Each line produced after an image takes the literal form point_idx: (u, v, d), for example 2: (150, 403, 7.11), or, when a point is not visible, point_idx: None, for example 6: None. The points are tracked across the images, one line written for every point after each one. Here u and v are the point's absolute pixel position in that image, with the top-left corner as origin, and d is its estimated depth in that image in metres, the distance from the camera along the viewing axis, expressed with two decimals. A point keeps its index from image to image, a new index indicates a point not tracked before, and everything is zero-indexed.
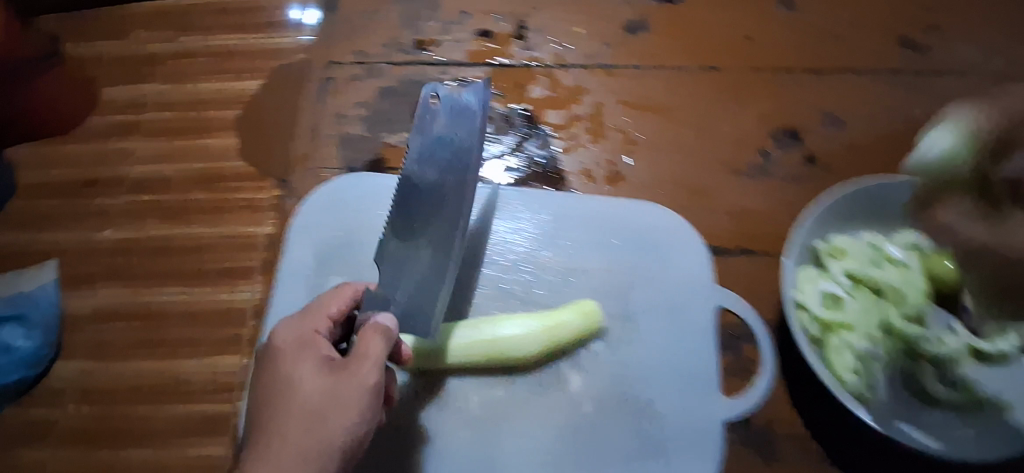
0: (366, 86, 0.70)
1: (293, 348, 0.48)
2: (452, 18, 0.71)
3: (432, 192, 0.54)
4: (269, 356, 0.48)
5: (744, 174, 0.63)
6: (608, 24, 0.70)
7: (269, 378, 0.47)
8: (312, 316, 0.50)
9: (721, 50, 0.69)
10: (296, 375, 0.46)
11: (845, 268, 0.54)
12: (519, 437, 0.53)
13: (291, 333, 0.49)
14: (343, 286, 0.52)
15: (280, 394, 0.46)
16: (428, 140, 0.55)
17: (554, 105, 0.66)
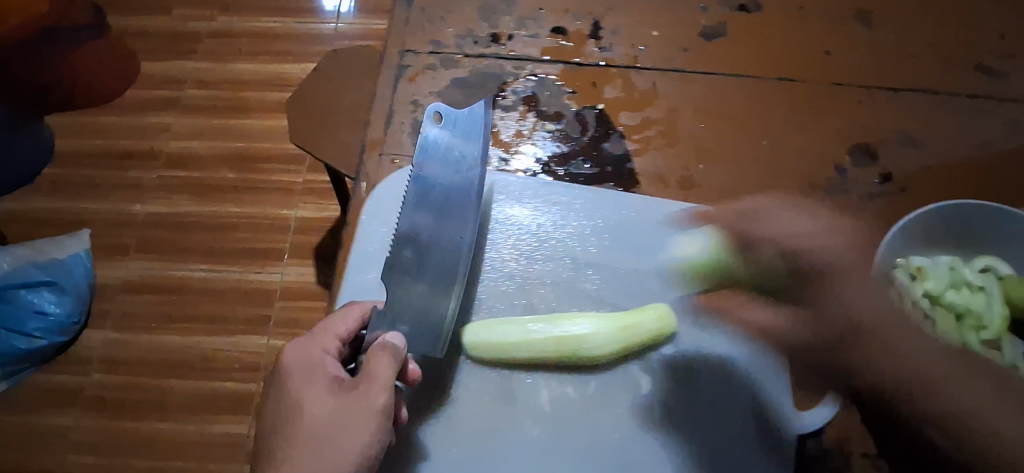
0: (441, 76, 0.68)
1: (302, 370, 0.52)
2: (527, 14, 0.72)
3: (435, 226, 0.57)
4: (282, 373, 0.53)
5: (821, 191, 0.63)
6: (685, 28, 0.70)
7: (281, 397, 0.52)
8: (319, 337, 0.54)
9: (797, 66, 0.69)
10: (302, 396, 0.51)
11: (925, 290, 0.54)
12: (598, 437, 0.55)
13: (301, 353, 0.53)
14: (346, 307, 0.56)
15: (295, 410, 0.51)
16: (424, 175, 0.57)
17: (629, 106, 0.66)
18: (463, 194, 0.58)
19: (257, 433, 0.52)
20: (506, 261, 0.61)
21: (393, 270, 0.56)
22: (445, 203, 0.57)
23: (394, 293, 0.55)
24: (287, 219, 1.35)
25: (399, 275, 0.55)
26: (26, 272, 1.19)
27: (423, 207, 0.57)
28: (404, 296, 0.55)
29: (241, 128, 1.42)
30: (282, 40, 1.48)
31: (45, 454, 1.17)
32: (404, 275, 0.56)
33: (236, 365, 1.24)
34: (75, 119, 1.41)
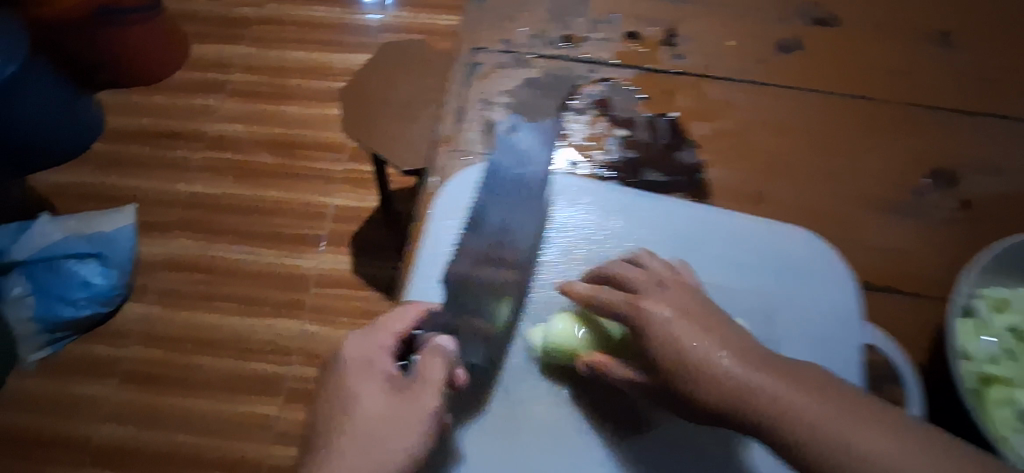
0: (513, 75, 0.68)
1: (360, 365, 0.50)
2: (600, 18, 0.71)
3: (500, 224, 0.59)
4: (337, 367, 0.50)
5: (896, 212, 0.61)
6: (760, 41, 0.69)
7: (334, 391, 0.49)
8: (377, 333, 0.52)
9: (875, 81, 0.67)
10: (357, 392, 0.48)
11: (1005, 323, 0.54)
12: (660, 448, 0.53)
13: (358, 347, 0.51)
14: (406, 306, 0.55)
15: (348, 406, 0.48)
16: (494, 175, 0.60)
17: (701, 117, 0.66)
18: (528, 196, 0.61)
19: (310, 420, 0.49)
20: (565, 261, 0.60)
21: (456, 265, 0.58)
22: (512, 202, 0.60)
23: (454, 290, 0.57)
24: (325, 207, 1.37)
25: (466, 276, 0.57)
26: (74, 242, 1.23)
27: (494, 202, 0.60)
28: (463, 294, 0.57)
29: (283, 114, 1.44)
30: (328, 30, 1.51)
31: (81, 421, 1.20)
32: (470, 276, 0.57)
33: (268, 348, 1.25)
34: (127, 99, 1.46)
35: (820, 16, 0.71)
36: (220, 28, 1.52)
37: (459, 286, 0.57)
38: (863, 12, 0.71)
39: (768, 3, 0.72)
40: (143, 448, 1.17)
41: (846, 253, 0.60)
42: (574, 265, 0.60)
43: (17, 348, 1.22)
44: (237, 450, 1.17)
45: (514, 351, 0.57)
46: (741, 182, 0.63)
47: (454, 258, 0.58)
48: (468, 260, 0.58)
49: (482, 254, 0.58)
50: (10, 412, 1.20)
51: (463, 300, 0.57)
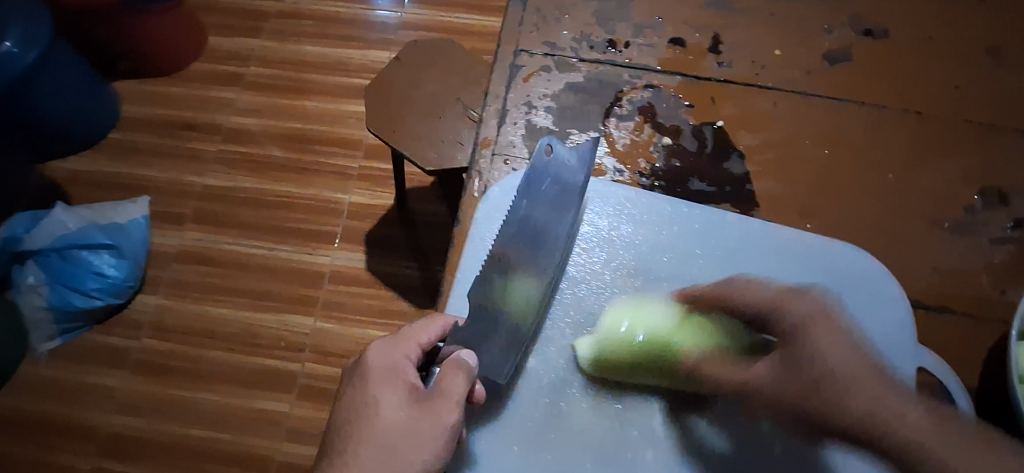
0: (557, 79, 0.67)
1: (382, 373, 0.50)
2: (645, 23, 0.70)
3: (536, 225, 0.57)
4: (359, 373, 0.51)
5: (947, 231, 0.60)
6: (807, 51, 0.68)
7: (356, 397, 0.50)
8: (400, 342, 0.52)
9: (926, 96, 0.65)
10: (378, 401, 0.49)
11: None
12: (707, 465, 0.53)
13: (381, 355, 0.51)
14: (431, 317, 0.54)
15: (369, 414, 0.49)
16: (534, 174, 0.57)
17: (748, 127, 0.64)
18: (563, 202, 0.57)
19: (333, 421, 0.51)
20: (608, 272, 0.59)
21: (482, 281, 0.56)
22: (551, 206, 0.57)
23: (481, 305, 0.55)
24: (340, 204, 1.34)
25: (497, 291, 0.55)
26: (87, 232, 1.21)
27: (532, 201, 0.57)
28: (493, 310, 0.54)
29: (301, 108, 1.42)
30: (345, 24, 1.48)
31: (94, 410, 1.18)
32: (502, 292, 0.55)
33: (281, 344, 1.23)
34: (142, 88, 1.44)
35: (869, 27, 0.69)
36: (238, 18, 1.49)
37: (493, 289, 0.55)
38: (914, 24, 0.69)
39: (817, 12, 0.70)
40: (156, 439, 1.17)
41: (895, 270, 0.59)
42: (618, 276, 0.59)
43: (29, 334, 1.20)
44: (250, 444, 1.17)
45: (554, 354, 0.57)
46: (789, 196, 0.62)
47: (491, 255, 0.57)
48: (500, 274, 0.56)
49: (513, 268, 0.56)
50: (22, 399, 1.19)
51: (494, 315, 0.54)
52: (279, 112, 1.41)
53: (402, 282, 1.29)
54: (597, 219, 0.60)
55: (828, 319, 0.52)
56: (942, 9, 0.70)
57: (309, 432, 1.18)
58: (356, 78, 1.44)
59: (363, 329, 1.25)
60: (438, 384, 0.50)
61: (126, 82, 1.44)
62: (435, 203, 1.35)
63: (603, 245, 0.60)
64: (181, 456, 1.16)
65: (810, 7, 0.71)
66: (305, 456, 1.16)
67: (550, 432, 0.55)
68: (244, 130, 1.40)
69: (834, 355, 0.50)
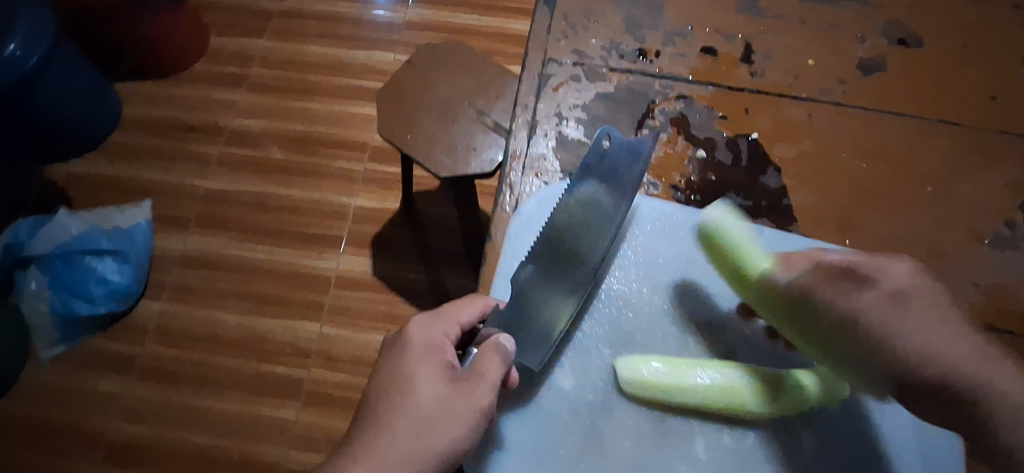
0: (587, 89, 0.66)
1: (421, 350, 0.50)
2: (675, 30, 0.69)
3: (586, 215, 0.56)
4: (398, 347, 0.51)
5: (989, 246, 0.60)
6: (841, 60, 0.67)
7: (393, 370, 0.50)
8: (440, 319, 0.52)
9: (964, 107, 0.65)
10: (415, 376, 0.49)
11: None
12: None
13: (421, 331, 0.51)
14: (470, 297, 0.54)
15: (406, 388, 0.49)
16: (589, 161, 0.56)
17: (783, 138, 0.63)
18: (610, 197, 0.56)
19: (367, 393, 0.50)
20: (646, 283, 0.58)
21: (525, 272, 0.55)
22: (601, 200, 0.56)
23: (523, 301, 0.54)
24: (347, 207, 1.32)
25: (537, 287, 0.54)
26: (90, 237, 1.18)
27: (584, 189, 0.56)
28: (533, 306, 0.54)
29: (306, 110, 1.39)
30: (349, 24, 1.46)
31: (99, 417, 1.16)
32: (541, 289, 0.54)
33: (288, 350, 1.21)
34: (144, 89, 1.41)
35: (903, 36, 0.68)
36: (240, 18, 1.47)
37: (538, 280, 0.54)
38: (951, 33, 0.68)
39: (850, 20, 0.69)
40: (160, 447, 1.14)
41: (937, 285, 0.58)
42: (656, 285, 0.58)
43: (31, 340, 1.17)
44: (257, 452, 1.14)
45: (594, 376, 0.55)
46: (827, 209, 0.61)
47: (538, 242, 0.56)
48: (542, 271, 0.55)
49: (554, 264, 0.55)
50: (24, 406, 1.16)
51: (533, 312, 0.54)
52: (282, 114, 1.39)
53: (411, 287, 1.26)
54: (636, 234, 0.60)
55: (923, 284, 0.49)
56: (979, 18, 0.69)
57: (317, 439, 1.15)
58: (361, 79, 1.41)
59: (371, 334, 1.22)
60: (476, 364, 0.49)
61: (127, 83, 1.41)
62: (444, 206, 1.32)
63: (642, 256, 0.59)
64: (186, 465, 1.13)
65: (844, 14, 0.70)
66: (312, 464, 1.13)
67: (587, 456, 0.53)
68: (247, 132, 1.38)
69: (922, 324, 0.48)
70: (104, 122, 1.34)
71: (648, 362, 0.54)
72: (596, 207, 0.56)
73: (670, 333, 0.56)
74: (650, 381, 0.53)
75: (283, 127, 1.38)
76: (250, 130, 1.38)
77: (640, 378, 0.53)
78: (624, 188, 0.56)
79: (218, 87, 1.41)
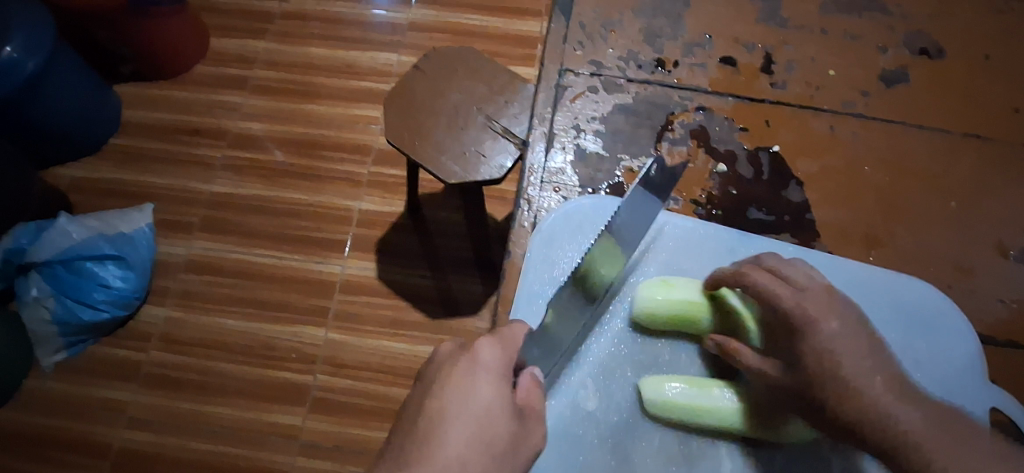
0: (604, 101, 0.65)
1: (493, 377, 0.47)
2: (695, 40, 0.68)
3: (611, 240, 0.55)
4: (467, 370, 0.47)
5: (1015, 260, 0.59)
6: (863, 72, 0.66)
7: (460, 391, 0.46)
8: (508, 343, 0.50)
9: (988, 120, 0.64)
10: (484, 400, 0.46)
11: None
12: None
13: (492, 353, 0.48)
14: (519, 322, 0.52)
15: (475, 413, 0.45)
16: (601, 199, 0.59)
17: (806, 152, 0.62)
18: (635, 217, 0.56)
19: (429, 417, 0.45)
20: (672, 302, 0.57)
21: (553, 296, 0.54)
22: (628, 222, 0.56)
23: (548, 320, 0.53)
24: (351, 211, 1.30)
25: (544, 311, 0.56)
26: (94, 244, 1.15)
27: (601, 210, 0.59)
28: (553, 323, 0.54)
29: (309, 113, 1.37)
30: (352, 26, 1.44)
31: (103, 426, 1.15)
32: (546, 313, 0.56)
33: (294, 355, 1.20)
34: (145, 92, 1.39)
35: (926, 46, 0.67)
36: (242, 20, 1.45)
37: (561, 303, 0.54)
38: (973, 43, 0.67)
39: (872, 29, 0.68)
40: (167, 455, 1.13)
41: (962, 303, 0.58)
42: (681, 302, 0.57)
43: (35, 348, 1.16)
44: (263, 459, 1.13)
45: (620, 399, 0.55)
46: (850, 225, 0.60)
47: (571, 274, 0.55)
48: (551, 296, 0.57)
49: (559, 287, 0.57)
50: (28, 413, 1.15)
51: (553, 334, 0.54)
52: (285, 116, 1.37)
53: (417, 292, 1.25)
54: (657, 254, 0.59)
55: (843, 314, 0.49)
56: (1001, 27, 0.68)
57: (323, 446, 1.14)
58: (365, 81, 1.40)
59: (377, 339, 1.21)
60: (536, 393, 0.49)
61: (129, 87, 1.40)
62: (450, 210, 1.31)
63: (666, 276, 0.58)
64: None
65: (865, 25, 0.69)
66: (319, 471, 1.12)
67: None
68: (250, 135, 1.36)
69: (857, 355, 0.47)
70: (104, 125, 1.32)
71: (671, 383, 0.53)
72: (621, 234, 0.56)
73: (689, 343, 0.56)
74: (677, 403, 0.52)
75: (286, 130, 1.36)
76: (253, 134, 1.36)
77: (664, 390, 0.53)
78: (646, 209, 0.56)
79: (220, 89, 1.39)
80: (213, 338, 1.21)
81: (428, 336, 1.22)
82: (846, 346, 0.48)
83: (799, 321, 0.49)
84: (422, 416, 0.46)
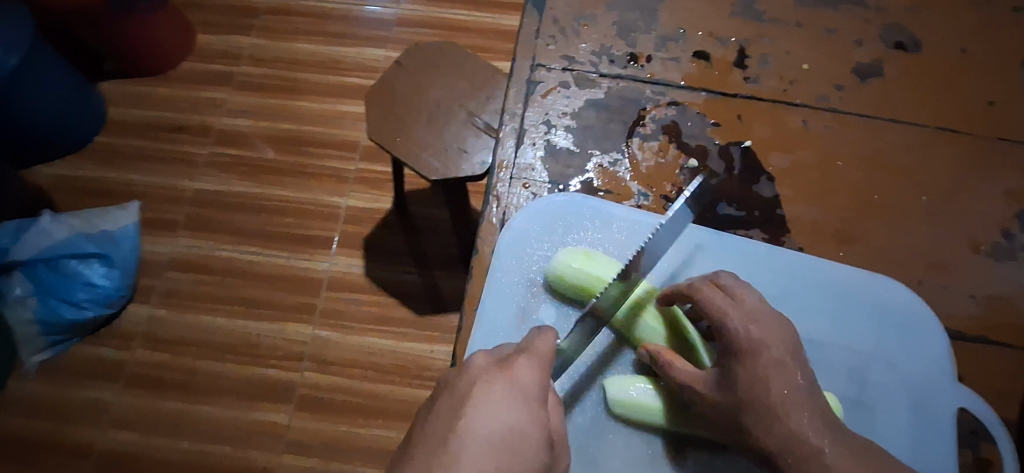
0: (576, 96, 0.64)
1: (529, 401, 0.44)
2: (669, 34, 0.67)
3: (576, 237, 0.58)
4: (503, 390, 0.43)
5: (988, 255, 0.58)
6: (839, 66, 0.66)
7: (496, 413, 0.42)
8: (544, 363, 0.47)
9: (963, 113, 0.63)
10: (521, 425, 0.42)
11: None
12: None
13: (531, 374, 0.45)
14: (546, 330, 0.49)
15: (513, 439, 0.41)
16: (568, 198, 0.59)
17: (780, 148, 0.62)
18: (598, 216, 0.59)
19: (460, 437, 0.41)
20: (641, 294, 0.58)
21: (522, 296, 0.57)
22: (587, 219, 0.59)
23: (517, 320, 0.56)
24: (337, 208, 1.29)
25: (512, 310, 0.56)
26: (77, 243, 1.14)
27: (571, 207, 0.59)
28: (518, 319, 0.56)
29: (295, 109, 1.36)
30: (339, 21, 1.43)
31: (88, 427, 1.13)
32: (513, 312, 0.56)
33: (280, 353, 1.19)
34: (129, 88, 1.38)
35: (901, 40, 0.67)
36: (227, 15, 1.43)
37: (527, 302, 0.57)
38: (949, 36, 0.67)
39: (848, 23, 0.68)
40: (150, 455, 1.12)
41: (934, 299, 0.57)
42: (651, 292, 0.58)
43: (16, 348, 1.14)
44: (249, 458, 1.12)
45: (585, 398, 0.55)
46: (823, 221, 0.60)
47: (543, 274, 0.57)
48: (520, 293, 0.57)
49: (528, 284, 0.57)
50: (10, 415, 1.13)
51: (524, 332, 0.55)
52: (271, 113, 1.36)
53: (403, 289, 1.24)
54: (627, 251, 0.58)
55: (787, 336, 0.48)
56: (977, 21, 0.67)
57: (309, 444, 1.13)
58: (351, 77, 1.39)
59: (363, 337, 1.20)
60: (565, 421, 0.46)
61: (112, 84, 1.38)
62: (436, 206, 1.30)
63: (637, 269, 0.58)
64: None
65: (841, 18, 0.68)
66: (305, 469, 1.11)
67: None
68: (235, 132, 1.35)
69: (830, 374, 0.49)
70: (89, 123, 1.31)
71: (634, 384, 0.53)
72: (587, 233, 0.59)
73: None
74: (639, 404, 0.52)
75: (271, 127, 1.35)
76: (237, 130, 1.35)
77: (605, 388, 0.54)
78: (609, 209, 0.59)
79: (205, 86, 1.38)
80: (197, 337, 1.20)
81: (415, 333, 1.21)
82: (779, 374, 0.46)
83: (746, 342, 0.47)
84: (453, 436, 0.41)
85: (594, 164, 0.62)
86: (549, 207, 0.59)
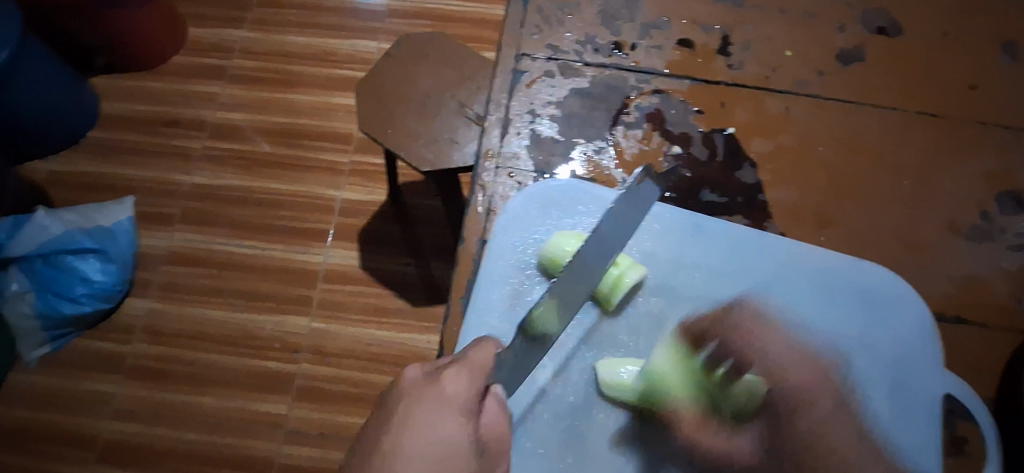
0: (560, 85, 0.65)
1: (457, 408, 0.45)
2: (653, 22, 0.68)
3: (570, 223, 0.60)
4: (431, 401, 0.45)
5: (965, 238, 0.60)
6: (820, 51, 0.66)
7: (422, 428, 0.44)
8: (475, 370, 0.47)
9: (942, 98, 0.64)
10: (450, 433, 0.44)
11: None
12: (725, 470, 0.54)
13: (459, 385, 0.46)
14: (486, 344, 0.49)
15: (435, 456, 0.43)
16: (563, 186, 0.60)
17: (761, 134, 0.63)
18: (592, 204, 0.60)
19: (388, 447, 0.43)
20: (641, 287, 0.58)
21: (509, 281, 0.58)
22: (577, 208, 0.60)
23: (509, 304, 0.57)
24: (332, 200, 1.30)
25: (502, 293, 0.57)
26: (72, 238, 1.13)
27: (566, 195, 0.60)
28: (510, 305, 0.57)
29: (288, 102, 1.36)
30: (331, 13, 1.42)
31: (89, 419, 1.14)
32: (503, 296, 0.57)
33: (278, 344, 1.20)
34: (122, 83, 1.37)
35: (883, 24, 0.67)
36: (219, 8, 1.43)
37: (520, 288, 0.58)
38: (930, 20, 0.67)
39: (829, 7, 0.68)
40: (152, 445, 1.13)
41: (911, 279, 0.58)
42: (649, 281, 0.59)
43: (16, 343, 1.15)
44: (249, 448, 1.13)
45: (576, 380, 0.56)
46: (805, 206, 0.61)
47: (538, 259, 0.58)
48: (512, 278, 0.58)
49: (520, 270, 0.58)
50: (13, 407, 1.15)
51: (516, 316, 0.57)
52: (264, 106, 1.36)
53: (398, 279, 1.25)
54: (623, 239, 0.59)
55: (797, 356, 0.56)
56: (960, 4, 0.68)
57: (311, 434, 1.14)
58: (344, 69, 1.38)
59: (359, 327, 1.21)
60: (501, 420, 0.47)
61: (105, 79, 1.38)
62: (429, 197, 1.31)
63: (636, 259, 0.59)
64: (177, 463, 1.12)
65: (823, 3, 0.68)
66: (306, 458, 1.13)
67: (567, 458, 0.54)
68: (229, 125, 1.35)
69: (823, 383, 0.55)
70: (81, 119, 1.31)
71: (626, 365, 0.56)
72: (582, 221, 0.60)
73: (650, 316, 0.58)
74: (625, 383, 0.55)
75: (265, 119, 1.35)
76: (231, 123, 1.35)
77: (601, 369, 0.56)
78: (604, 196, 0.60)
79: (198, 79, 1.38)
80: (195, 329, 1.21)
81: (411, 324, 1.22)
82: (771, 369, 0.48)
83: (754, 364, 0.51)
84: (382, 446, 0.44)
85: (582, 152, 0.63)
86: (544, 194, 0.60)
